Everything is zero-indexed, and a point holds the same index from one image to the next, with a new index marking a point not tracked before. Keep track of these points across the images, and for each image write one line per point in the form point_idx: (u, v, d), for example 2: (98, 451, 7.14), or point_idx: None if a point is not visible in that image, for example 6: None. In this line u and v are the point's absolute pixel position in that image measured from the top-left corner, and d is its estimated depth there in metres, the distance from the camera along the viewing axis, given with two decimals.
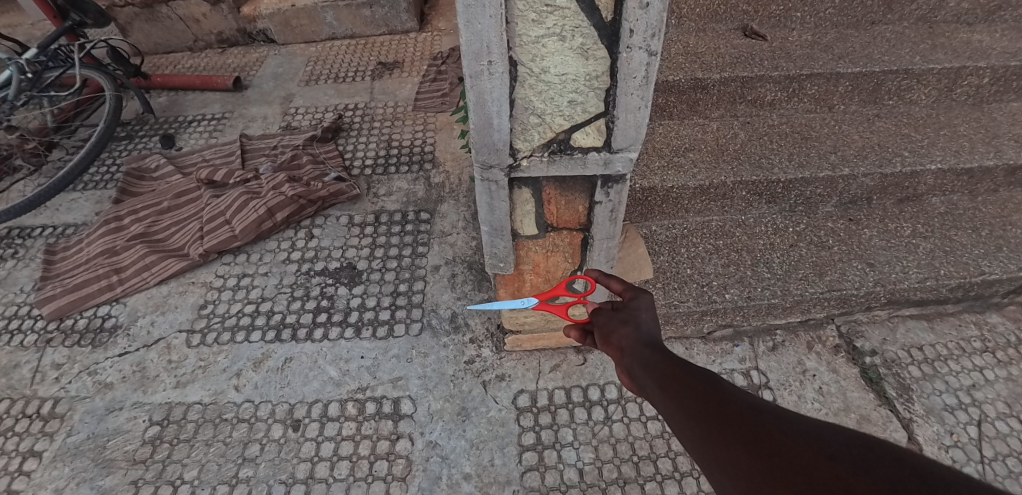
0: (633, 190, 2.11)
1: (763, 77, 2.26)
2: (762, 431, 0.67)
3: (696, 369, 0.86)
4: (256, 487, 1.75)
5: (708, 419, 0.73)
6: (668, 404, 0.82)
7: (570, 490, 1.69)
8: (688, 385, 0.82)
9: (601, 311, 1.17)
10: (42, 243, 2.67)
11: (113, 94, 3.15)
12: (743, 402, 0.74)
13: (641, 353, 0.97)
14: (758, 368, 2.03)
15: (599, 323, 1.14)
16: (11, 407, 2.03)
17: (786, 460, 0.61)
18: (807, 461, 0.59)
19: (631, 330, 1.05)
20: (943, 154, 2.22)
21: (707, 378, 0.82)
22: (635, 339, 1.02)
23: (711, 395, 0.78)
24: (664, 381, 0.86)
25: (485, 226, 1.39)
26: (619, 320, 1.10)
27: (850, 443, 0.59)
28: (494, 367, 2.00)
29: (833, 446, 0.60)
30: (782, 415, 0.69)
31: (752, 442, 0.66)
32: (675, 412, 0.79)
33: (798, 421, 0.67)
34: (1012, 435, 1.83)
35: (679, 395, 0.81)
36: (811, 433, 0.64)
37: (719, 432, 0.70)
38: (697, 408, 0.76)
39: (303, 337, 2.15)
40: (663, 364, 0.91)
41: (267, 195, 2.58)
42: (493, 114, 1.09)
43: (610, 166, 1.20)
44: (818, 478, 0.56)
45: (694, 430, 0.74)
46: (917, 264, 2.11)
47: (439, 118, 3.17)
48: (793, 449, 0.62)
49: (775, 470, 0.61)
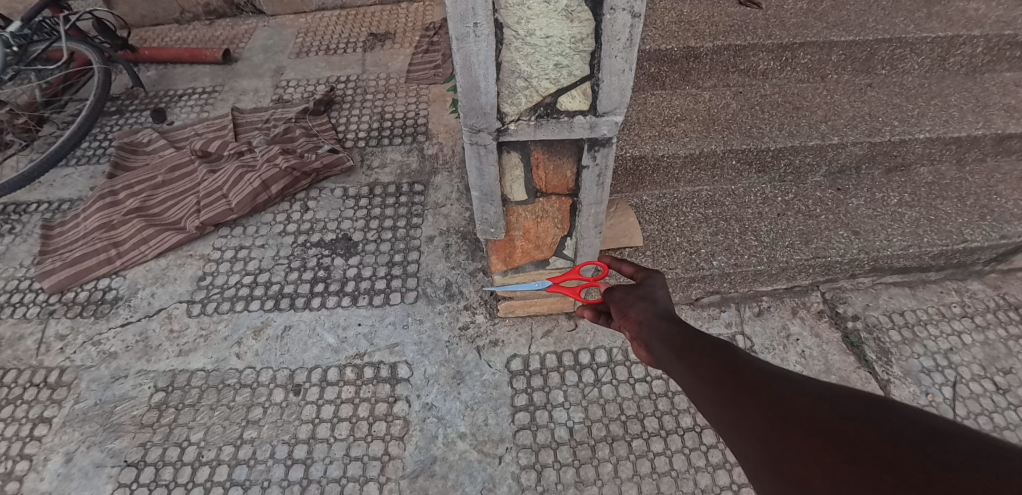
0: (623, 159, 2.14)
1: (756, 46, 2.26)
2: (776, 394, 0.70)
3: (711, 340, 0.89)
4: (261, 447, 1.82)
5: (724, 386, 0.76)
6: (686, 372, 0.85)
7: (560, 447, 1.77)
8: (706, 355, 0.84)
9: (617, 288, 1.19)
10: (38, 218, 2.68)
11: (101, 67, 3.09)
12: (759, 370, 0.77)
13: (658, 325, 0.99)
14: (744, 333, 2.10)
15: (615, 300, 1.15)
16: (19, 377, 2.08)
17: (800, 418, 0.65)
18: (819, 420, 0.63)
19: (648, 304, 1.07)
20: (932, 124, 2.24)
21: (724, 348, 0.85)
22: (652, 313, 1.04)
23: (725, 363, 0.81)
24: (681, 352, 0.89)
25: (475, 192, 1.42)
26: (635, 297, 1.12)
27: (858, 403, 0.63)
28: (488, 333, 2.06)
29: (842, 406, 0.64)
30: (796, 381, 0.73)
31: (766, 404, 0.69)
32: (693, 382, 0.82)
33: (810, 384, 0.71)
34: (984, 395, 1.91)
35: (696, 364, 0.84)
36: (820, 394, 0.68)
37: (735, 397, 0.74)
38: (715, 375, 0.79)
39: (301, 306, 2.20)
40: (680, 336, 0.93)
41: (262, 168, 2.60)
42: (480, 77, 1.11)
43: (595, 130, 1.23)
44: (832, 433, 0.60)
45: (711, 395, 0.77)
46: (902, 231, 2.16)
47: (432, 89, 3.15)
48: (805, 407, 0.66)
49: (788, 428, 0.64)
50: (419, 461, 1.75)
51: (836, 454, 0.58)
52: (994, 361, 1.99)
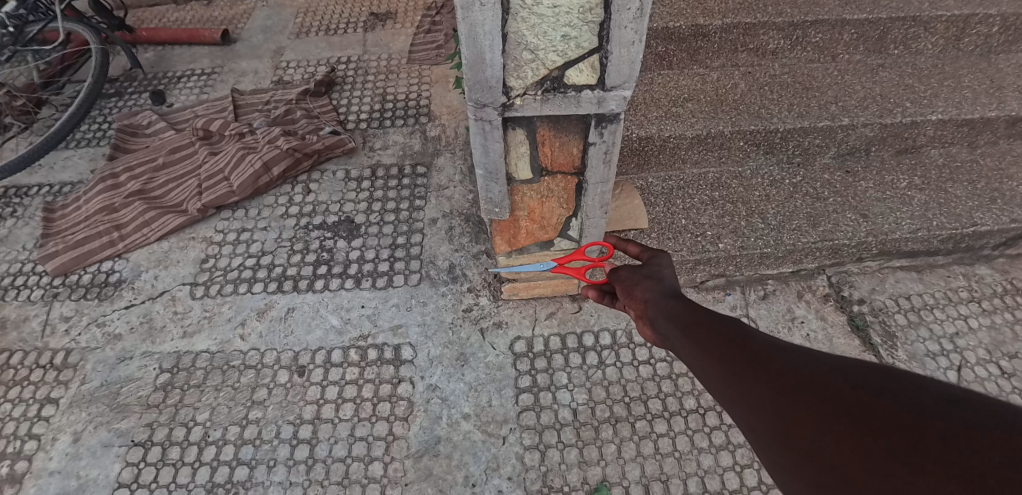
0: (628, 140, 2.11)
1: (766, 24, 2.20)
2: (785, 367, 0.69)
3: (719, 317, 0.87)
4: (266, 427, 1.83)
5: (732, 361, 0.75)
6: (692, 350, 0.84)
7: (564, 428, 1.77)
8: (714, 331, 0.83)
9: (622, 268, 1.17)
10: (39, 201, 2.67)
11: (98, 48, 3.04)
12: (768, 344, 0.76)
13: (664, 303, 0.98)
14: (748, 316, 2.10)
15: (621, 279, 1.13)
16: (25, 359, 2.09)
17: (810, 389, 0.64)
18: (832, 391, 0.62)
19: (654, 283, 1.05)
20: (945, 105, 2.20)
21: (732, 324, 0.84)
22: (658, 292, 1.02)
23: (732, 339, 0.79)
24: (688, 329, 0.87)
25: (480, 170, 1.39)
26: (642, 276, 1.10)
27: (872, 372, 0.62)
28: (491, 315, 2.05)
29: (855, 376, 0.62)
30: (805, 354, 0.71)
31: (775, 378, 0.68)
32: (700, 358, 0.81)
33: (819, 356, 0.70)
34: (989, 380, 1.90)
35: (703, 341, 0.82)
36: (832, 365, 0.66)
37: (743, 372, 0.72)
38: (723, 351, 0.78)
39: (304, 288, 2.19)
40: (686, 313, 0.92)
41: (263, 149, 2.58)
42: (485, 48, 1.08)
43: (603, 105, 1.20)
44: (843, 404, 0.59)
45: (718, 371, 0.76)
46: (911, 215, 2.13)
47: (435, 70, 3.10)
48: (815, 378, 0.65)
49: (797, 401, 0.63)
50: (423, 441, 1.76)
51: (848, 425, 0.57)
52: (1000, 346, 1.98)
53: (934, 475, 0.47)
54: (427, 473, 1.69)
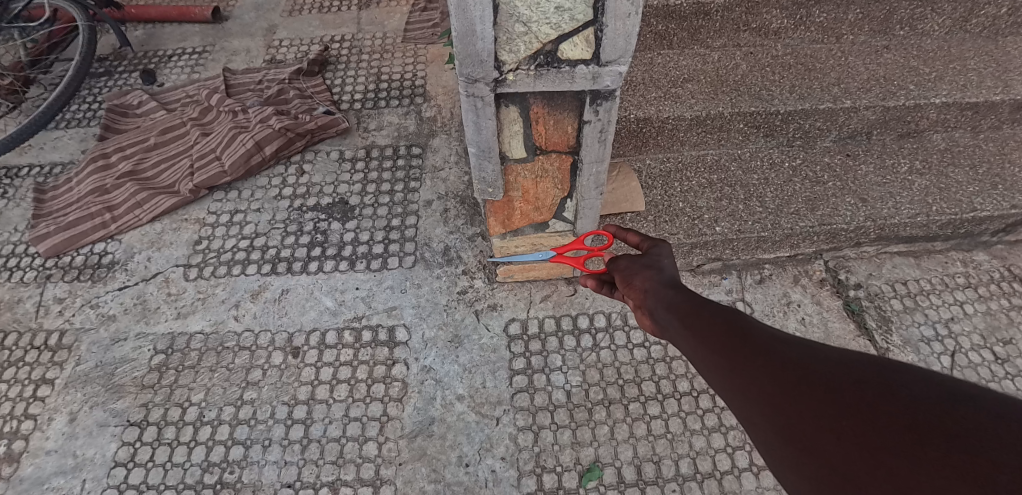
0: (626, 120, 2.08)
1: (769, 2, 2.15)
2: (787, 360, 0.68)
3: (719, 308, 0.86)
4: (261, 407, 1.83)
5: (732, 352, 0.73)
6: (691, 341, 0.82)
7: (558, 409, 1.78)
8: (714, 323, 0.81)
9: (621, 257, 1.15)
10: (30, 183, 2.63)
11: (86, 25, 2.98)
12: (769, 336, 0.74)
13: (664, 294, 0.96)
14: (744, 300, 2.10)
15: (620, 268, 1.11)
16: (19, 340, 2.08)
17: (812, 382, 0.62)
18: (834, 384, 0.61)
19: (654, 273, 1.04)
20: (949, 88, 2.16)
21: (732, 316, 0.82)
22: (657, 282, 1.00)
23: (733, 330, 0.78)
24: (687, 319, 0.86)
25: (472, 148, 1.37)
26: (642, 265, 1.08)
27: (877, 367, 0.61)
28: (486, 297, 2.04)
29: (860, 370, 0.61)
30: (806, 347, 0.70)
31: (777, 370, 0.67)
32: (699, 350, 0.79)
33: (821, 349, 0.68)
34: (982, 365, 1.91)
35: (702, 331, 0.81)
36: (836, 358, 0.65)
37: (744, 364, 0.70)
38: (722, 341, 0.76)
39: (298, 270, 2.18)
40: (686, 304, 0.90)
41: (255, 129, 2.54)
42: (476, 20, 1.05)
43: (599, 81, 1.18)
44: (845, 398, 0.58)
45: (719, 363, 0.74)
46: (910, 200, 2.11)
47: (431, 49, 3.05)
48: (817, 372, 0.64)
49: (798, 394, 0.62)
50: (417, 421, 1.76)
51: (850, 420, 0.56)
52: (994, 331, 1.98)
53: (936, 472, 0.46)
54: (420, 454, 1.70)
